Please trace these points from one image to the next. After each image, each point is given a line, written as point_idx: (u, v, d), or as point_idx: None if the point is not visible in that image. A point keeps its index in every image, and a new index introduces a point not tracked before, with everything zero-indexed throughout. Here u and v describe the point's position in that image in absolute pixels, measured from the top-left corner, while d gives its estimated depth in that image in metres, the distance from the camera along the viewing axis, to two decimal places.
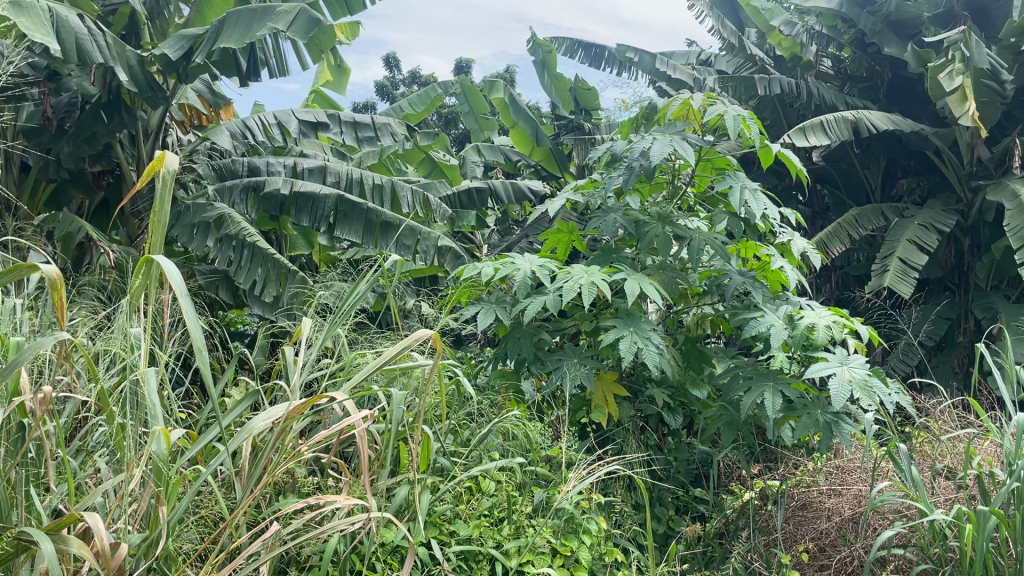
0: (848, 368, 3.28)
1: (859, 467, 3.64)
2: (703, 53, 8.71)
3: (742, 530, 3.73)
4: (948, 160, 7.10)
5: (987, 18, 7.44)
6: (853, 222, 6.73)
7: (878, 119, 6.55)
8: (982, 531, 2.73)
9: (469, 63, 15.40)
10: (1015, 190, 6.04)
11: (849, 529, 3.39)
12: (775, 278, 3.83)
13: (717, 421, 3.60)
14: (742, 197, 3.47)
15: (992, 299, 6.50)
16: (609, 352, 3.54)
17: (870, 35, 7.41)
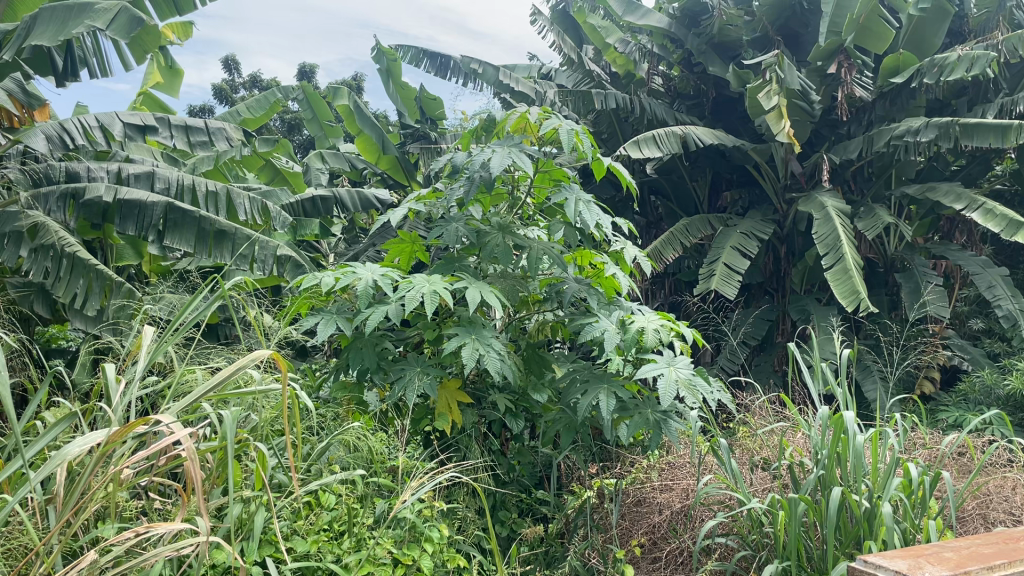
0: (674, 368, 3.47)
1: (687, 462, 3.88)
2: (544, 68, 8.96)
3: (581, 528, 3.87)
4: (765, 174, 7.65)
5: (798, 43, 8.08)
6: (683, 232, 7.11)
7: (704, 134, 6.97)
8: (791, 517, 2.96)
9: (313, 68, 15.16)
10: (822, 202, 6.59)
11: (679, 522, 3.60)
12: (609, 284, 3.99)
13: (556, 424, 3.71)
14: (577, 209, 3.58)
15: (805, 302, 7.05)
16: (452, 360, 3.52)
17: (696, 55, 7.93)
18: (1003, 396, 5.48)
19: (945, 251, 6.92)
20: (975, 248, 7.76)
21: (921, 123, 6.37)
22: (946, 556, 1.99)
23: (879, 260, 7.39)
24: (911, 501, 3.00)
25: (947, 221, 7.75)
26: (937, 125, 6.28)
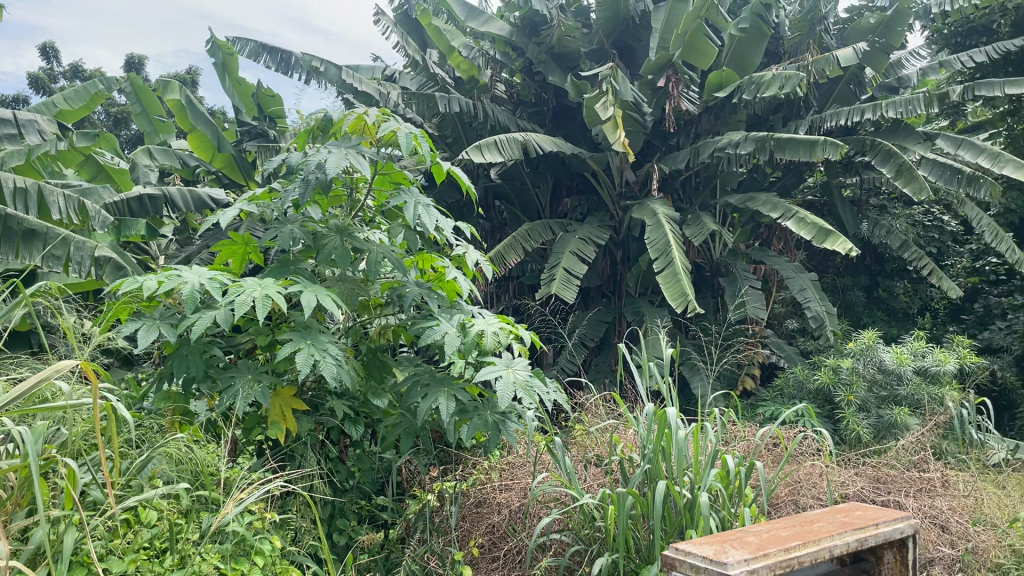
0: (512, 370, 3.50)
1: (527, 462, 3.98)
2: (388, 69, 8.89)
3: (420, 532, 3.87)
4: (602, 181, 7.91)
5: (632, 57, 8.44)
6: (525, 236, 7.24)
7: (543, 141, 7.13)
8: (619, 511, 3.08)
9: (141, 60, 14.36)
10: (653, 209, 6.90)
11: (517, 520, 3.69)
12: (450, 287, 3.95)
13: (396, 429, 3.67)
14: (416, 213, 3.54)
15: (639, 305, 7.35)
16: (285, 366, 3.40)
17: (536, 64, 8.13)
18: (812, 390, 5.90)
19: (764, 256, 7.42)
20: (790, 254, 8.38)
21: (741, 136, 6.80)
22: (748, 540, 2.14)
23: (706, 265, 7.83)
24: (727, 491, 3.20)
25: (765, 228, 8.31)
26: (754, 138, 6.75)
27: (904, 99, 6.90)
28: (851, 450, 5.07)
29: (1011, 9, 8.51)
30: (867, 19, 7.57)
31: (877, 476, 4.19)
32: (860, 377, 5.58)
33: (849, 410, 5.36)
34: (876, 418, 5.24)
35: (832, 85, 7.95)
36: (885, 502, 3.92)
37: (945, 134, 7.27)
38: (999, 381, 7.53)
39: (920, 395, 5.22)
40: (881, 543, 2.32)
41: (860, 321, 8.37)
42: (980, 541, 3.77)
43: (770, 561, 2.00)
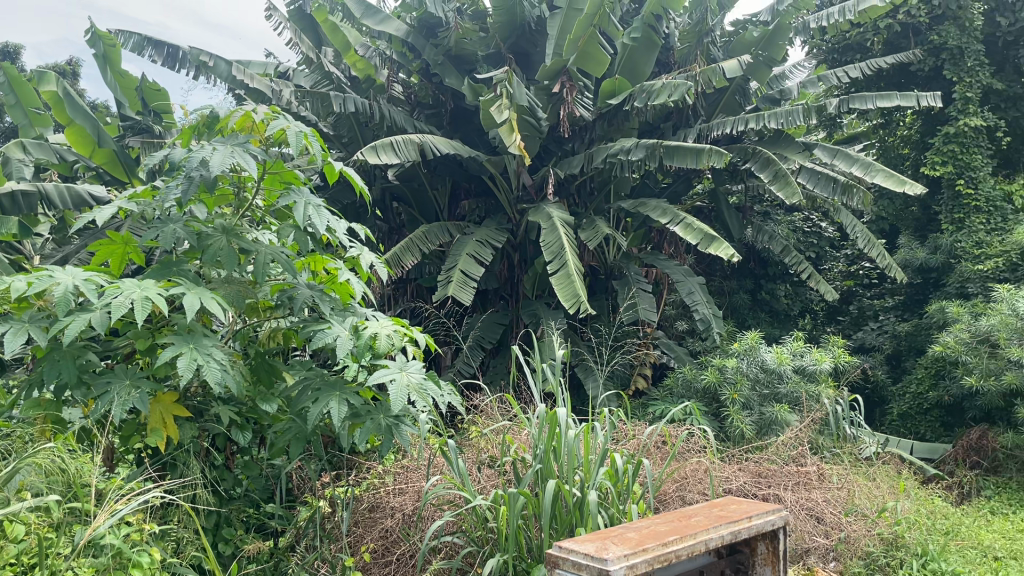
0: (406, 373, 3.45)
1: (421, 465, 3.96)
2: (280, 66, 8.72)
3: (310, 539, 3.79)
4: (499, 185, 7.95)
5: (528, 61, 8.52)
6: (422, 238, 7.20)
7: (440, 143, 7.11)
8: (510, 511, 3.10)
9: (17, 49, 13.58)
10: (548, 213, 6.98)
11: (410, 524, 3.67)
12: (343, 290, 3.87)
13: (285, 435, 3.58)
14: (306, 213, 3.46)
15: (536, 307, 7.41)
16: (166, 370, 3.26)
17: (432, 66, 8.11)
18: (699, 389, 6.05)
19: (655, 260, 7.63)
20: (680, 258, 8.64)
21: (632, 143, 6.98)
22: (629, 537, 2.20)
23: (601, 267, 7.95)
24: (616, 489, 3.27)
25: (657, 232, 8.54)
26: (645, 145, 6.96)
27: (784, 110, 7.23)
28: (735, 446, 5.27)
29: (882, 29, 9.08)
30: (750, 32, 7.87)
31: (758, 471, 4.37)
32: (744, 376, 5.80)
33: (733, 408, 5.56)
34: (759, 415, 5.47)
35: (719, 95, 8.24)
36: (765, 496, 4.11)
37: (821, 144, 7.62)
38: (871, 378, 7.98)
39: (799, 392, 5.49)
40: (754, 535, 2.43)
41: (745, 322, 8.72)
42: (851, 530, 3.97)
43: (649, 555, 2.07)
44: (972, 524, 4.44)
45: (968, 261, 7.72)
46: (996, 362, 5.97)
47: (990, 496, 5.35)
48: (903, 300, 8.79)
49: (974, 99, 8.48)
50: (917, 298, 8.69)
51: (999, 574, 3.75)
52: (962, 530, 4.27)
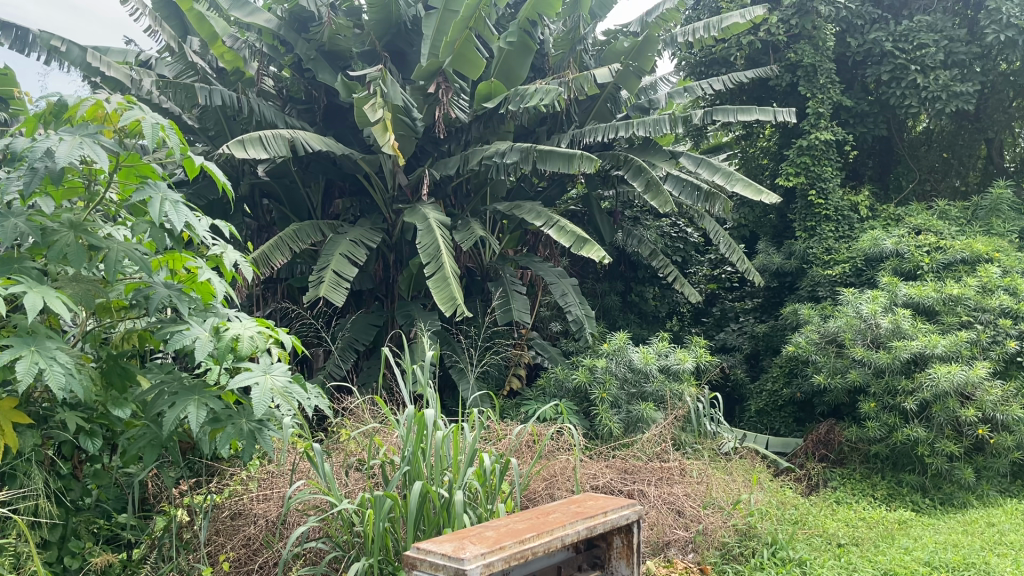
0: (269, 376, 3.34)
1: (286, 471, 3.87)
2: (142, 54, 8.34)
3: (166, 550, 3.63)
4: (374, 184, 7.86)
5: (404, 61, 8.48)
6: (293, 237, 7.03)
7: (311, 139, 6.96)
8: (377, 514, 3.05)
9: None
10: (424, 214, 6.96)
11: (273, 531, 3.59)
12: (205, 289, 3.71)
13: (139, 441, 3.39)
14: (163, 210, 3.30)
15: (410, 308, 7.37)
16: (5, 375, 3.03)
17: (305, 61, 7.94)
18: (570, 389, 6.17)
19: (529, 262, 7.74)
20: (554, 260, 8.79)
21: (506, 146, 7.06)
22: (486, 535, 2.23)
23: (477, 269, 7.98)
24: (483, 488, 3.28)
25: (533, 235, 8.67)
26: (519, 148, 7.06)
27: (652, 119, 7.50)
28: (602, 443, 5.41)
29: (744, 45, 9.55)
30: (621, 43, 8.11)
31: (625, 467, 4.55)
32: (613, 376, 5.97)
33: (602, 406, 5.72)
34: (626, 413, 5.65)
35: (591, 103, 8.45)
36: (630, 491, 4.26)
37: (687, 153, 7.94)
38: (731, 377, 8.39)
39: (663, 390, 5.71)
40: (609, 529, 2.51)
41: (615, 324, 8.98)
42: (709, 522, 4.14)
43: (505, 553, 2.10)
44: (817, 513, 4.73)
45: (820, 266, 8.25)
46: (841, 361, 6.40)
47: (835, 486, 5.71)
48: (762, 303, 9.30)
49: (826, 114, 9.05)
50: (774, 301, 9.22)
51: (840, 560, 4.02)
52: (808, 519, 4.54)
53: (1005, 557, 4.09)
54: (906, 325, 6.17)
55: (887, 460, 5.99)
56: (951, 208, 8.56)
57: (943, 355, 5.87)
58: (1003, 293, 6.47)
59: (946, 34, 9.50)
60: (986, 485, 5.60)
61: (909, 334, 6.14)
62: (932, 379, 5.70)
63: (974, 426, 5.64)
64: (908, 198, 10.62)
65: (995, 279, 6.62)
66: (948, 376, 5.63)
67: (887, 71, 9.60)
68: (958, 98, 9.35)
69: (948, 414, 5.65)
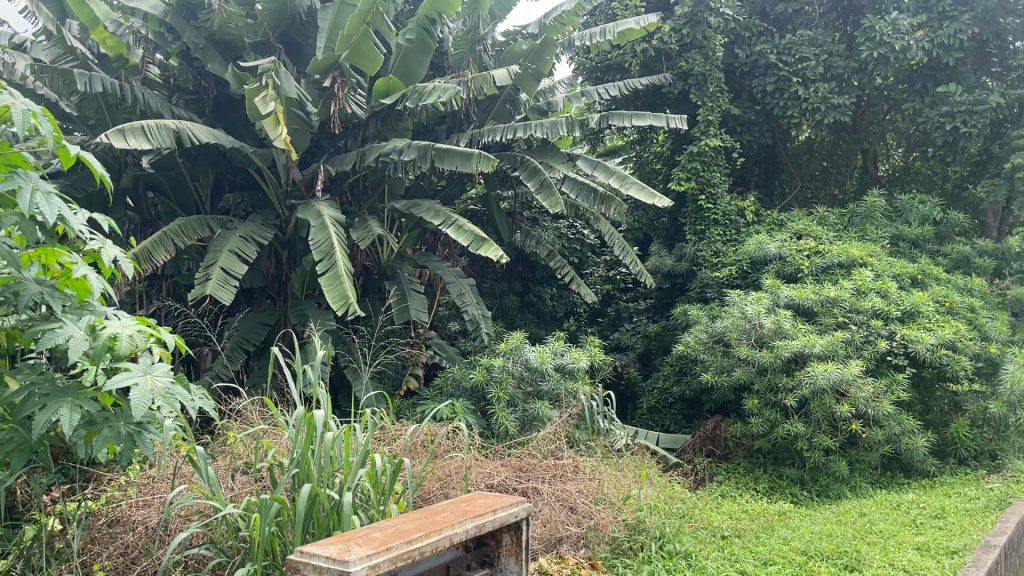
0: (150, 377, 3.21)
1: (168, 475, 3.73)
2: (15, 36, 7.85)
3: (35, 561, 3.43)
4: (267, 179, 7.65)
5: (299, 54, 8.30)
6: (178, 232, 6.77)
7: (199, 131, 6.72)
8: (263, 518, 2.97)
9: None
10: (318, 210, 6.83)
11: (154, 538, 3.45)
12: (80, 286, 3.52)
13: (4, 447, 3.16)
14: (34, 201, 3.11)
15: (304, 306, 7.21)
16: None
17: (194, 50, 7.65)
18: (467, 388, 6.16)
19: (427, 261, 7.70)
20: (452, 259, 8.78)
21: (403, 143, 7.01)
22: (373, 537, 2.21)
23: (373, 267, 7.90)
24: (374, 490, 3.23)
25: (431, 234, 8.63)
26: (416, 146, 7.03)
27: (549, 122, 7.60)
28: (498, 442, 5.44)
29: (639, 52, 9.80)
30: (520, 45, 8.18)
31: (519, 465, 4.60)
32: (510, 375, 6.01)
33: (499, 405, 5.75)
34: (522, 412, 5.71)
35: (490, 103, 8.48)
36: (524, 490, 4.33)
37: (584, 156, 8.08)
38: (624, 376, 8.60)
39: (558, 389, 5.79)
40: (498, 527, 2.54)
41: (513, 323, 9.05)
42: (600, 518, 4.21)
43: (392, 554, 2.09)
44: (703, 507, 4.90)
45: (708, 268, 8.55)
46: (728, 360, 6.64)
47: (720, 480, 5.94)
48: (654, 303, 9.58)
49: (715, 122, 9.38)
50: (666, 302, 9.51)
51: (723, 552, 4.19)
52: (694, 513, 4.70)
53: (873, 544, 4.35)
54: (787, 326, 6.46)
55: (768, 454, 6.26)
56: (829, 214, 9.04)
57: (821, 354, 6.19)
58: (875, 295, 6.89)
59: (825, 48, 10.05)
60: (859, 477, 5.93)
61: (790, 334, 6.44)
62: (811, 376, 5.99)
63: (849, 421, 5.96)
64: (791, 204, 11.14)
65: (868, 282, 7.03)
66: (824, 374, 5.93)
67: (771, 82, 10.03)
68: (836, 110, 9.87)
69: (824, 410, 5.94)
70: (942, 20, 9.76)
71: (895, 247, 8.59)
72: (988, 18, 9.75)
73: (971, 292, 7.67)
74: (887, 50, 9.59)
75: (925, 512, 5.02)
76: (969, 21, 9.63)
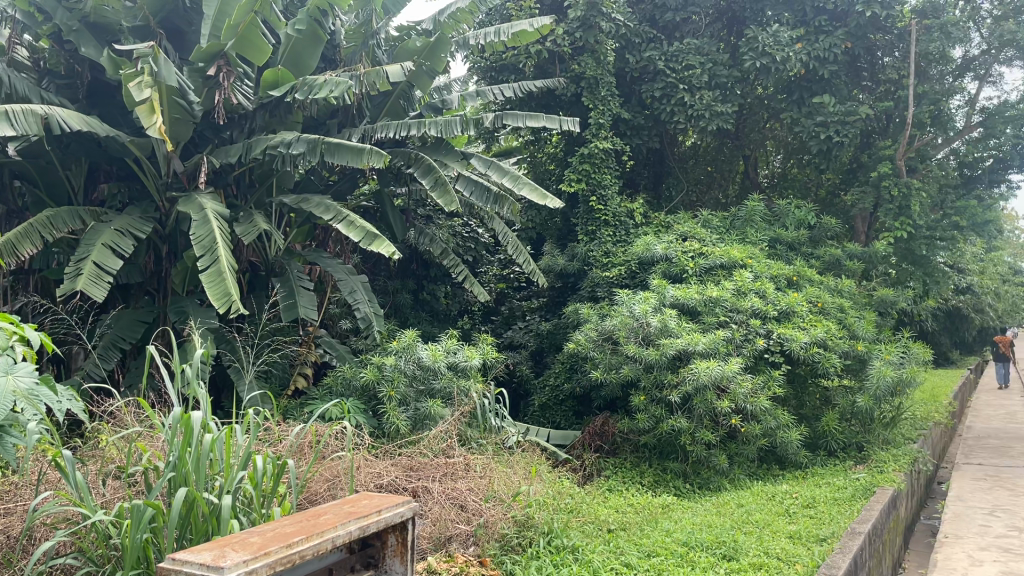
0: (11, 377, 3.01)
1: (32, 481, 3.52)
2: None
3: None
4: (145, 169, 7.31)
5: (182, 40, 7.98)
6: (46, 223, 6.38)
7: (70, 117, 6.35)
8: (136, 526, 2.82)
9: None
10: (201, 203, 6.58)
11: (16, 549, 3.25)
12: None
13: None
14: None
15: (185, 303, 6.93)
16: None
17: (65, 32, 7.23)
18: (357, 387, 6.06)
19: (317, 257, 7.54)
20: (344, 256, 8.64)
21: (292, 137, 6.85)
22: (251, 542, 2.16)
23: (260, 264, 7.68)
24: (257, 493, 3.11)
25: (321, 230, 8.47)
26: (306, 139, 6.87)
27: (443, 119, 7.57)
28: (388, 441, 5.38)
29: (533, 54, 9.91)
30: (414, 41, 8.13)
31: (410, 465, 4.57)
32: (401, 373, 5.95)
33: (390, 404, 5.69)
34: (414, 411, 5.67)
35: (383, 99, 8.39)
36: (414, 489, 4.30)
37: (478, 155, 8.10)
38: (517, 373, 8.69)
39: (451, 387, 5.80)
40: (382, 528, 2.52)
41: (406, 321, 8.98)
42: (490, 515, 4.22)
43: (270, 559, 2.05)
44: (590, 501, 5.01)
45: (599, 268, 8.74)
46: (616, 357, 6.81)
47: (608, 474, 6.08)
48: (547, 302, 9.70)
49: (606, 125, 9.59)
50: (558, 301, 9.65)
51: (609, 545, 4.28)
52: (582, 508, 4.80)
53: (749, 534, 4.55)
54: (672, 325, 6.67)
55: (654, 449, 6.45)
56: (712, 217, 9.40)
57: (704, 352, 6.42)
58: (753, 296, 7.21)
59: (710, 57, 10.44)
60: (737, 470, 6.21)
61: (675, 332, 6.65)
62: (694, 373, 6.20)
63: (729, 416, 6.22)
64: (678, 207, 11.52)
65: (747, 283, 7.35)
66: (707, 371, 6.15)
67: (659, 87, 10.32)
68: (719, 117, 10.26)
69: (707, 406, 6.15)
70: (818, 34, 10.30)
71: (772, 249, 9.01)
72: (859, 34, 10.36)
73: (841, 293, 8.13)
74: (768, 60, 10.01)
75: (797, 502, 5.29)
76: (842, 37, 10.19)
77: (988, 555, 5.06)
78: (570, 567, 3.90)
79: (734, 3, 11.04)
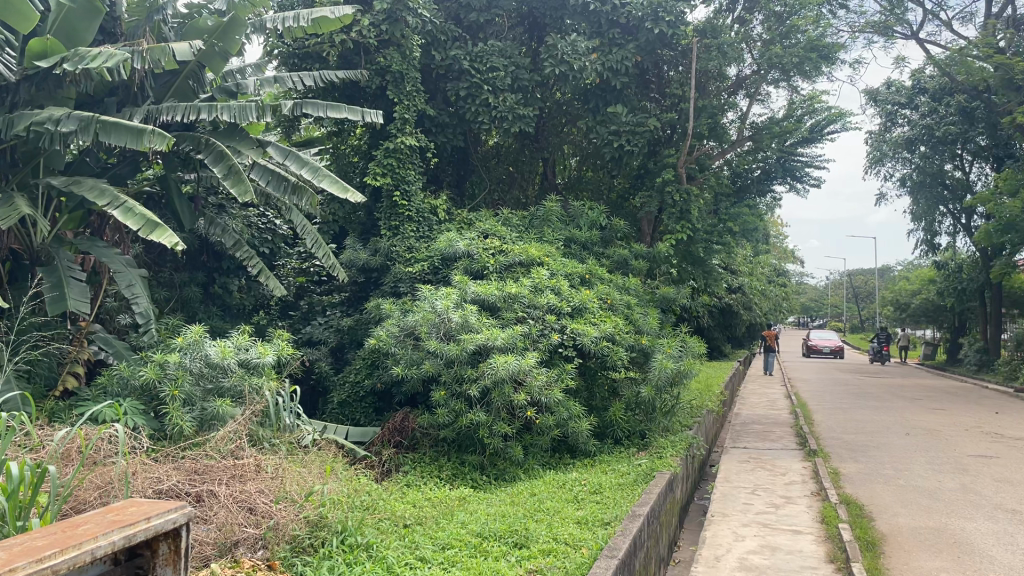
0: None
1: None
2: None
3: None
4: None
5: None
6: None
7: None
8: None
9: None
10: None
11: None
12: None
13: None
14: None
15: None
16: None
17: None
18: (136, 387, 5.64)
19: (91, 246, 6.96)
20: (123, 245, 8.03)
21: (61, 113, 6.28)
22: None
23: (23, 251, 6.98)
24: (10, 505, 2.80)
25: (98, 216, 7.82)
26: (77, 117, 6.32)
27: (238, 105, 7.24)
28: (170, 444, 5.06)
29: (336, 43, 9.69)
30: (205, 20, 7.71)
31: (194, 468, 4.38)
32: (187, 371, 5.59)
33: (173, 404, 5.33)
34: (200, 411, 5.35)
35: (170, 78, 7.89)
36: (197, 494, 4.13)
37: (274, 143, 7.81)
38: (315, 370, 8.50)
39: (242, 385, 5.55)
40: (153, 536, 2.38)
41: (195, 316, 8.48)
42: (280, 517, 4.06)
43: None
44: (386, 497, 4.98)
45: (401, 263, 8.74)
46: (417, 353, 6.83)
47: (406, 470, 6.09)
48: (347, 298, 9.55)
49: (411, 121, 9.60)
50: (359, 296, 9.51)
51: (404, 540, 4.28)
52: (378, 504, 4.75)
53: (540, 522, 4.72)
54: (473, 320, 6.77)
55: (452, 443, 6.57)
56: (511, 215, 9.71)
57: (502, 347, 6.58)
58: (549, 292, 7.51)
59: (513, 61, 10.69)
60: (531, 460, 6.41)
61: (475, 327, 6.75)
62: (492, 367, 6.32)
63: (524, 408, 6.42)
64: (479, 205, 11.72)
65: (543, 281, 7.63)
66: (504, 365, 6.30)
67: (464, 87, 10.44)
68: (521, 120, 10.56)
69: (504, 398, 6.31)
70: (612, 45, 10.86)
71: (567, 248, 9.41)
72: (648, 50, 10.99)
73: (627, 291, 8.62)
74: (566, 68, 10.42)
75: (585, 489, 5.57)
76: (633, 50, 10.80)
77: (749, 530, 5.57)
78: (364, 564, 3.84)
79: (535, 10, 11.38)
